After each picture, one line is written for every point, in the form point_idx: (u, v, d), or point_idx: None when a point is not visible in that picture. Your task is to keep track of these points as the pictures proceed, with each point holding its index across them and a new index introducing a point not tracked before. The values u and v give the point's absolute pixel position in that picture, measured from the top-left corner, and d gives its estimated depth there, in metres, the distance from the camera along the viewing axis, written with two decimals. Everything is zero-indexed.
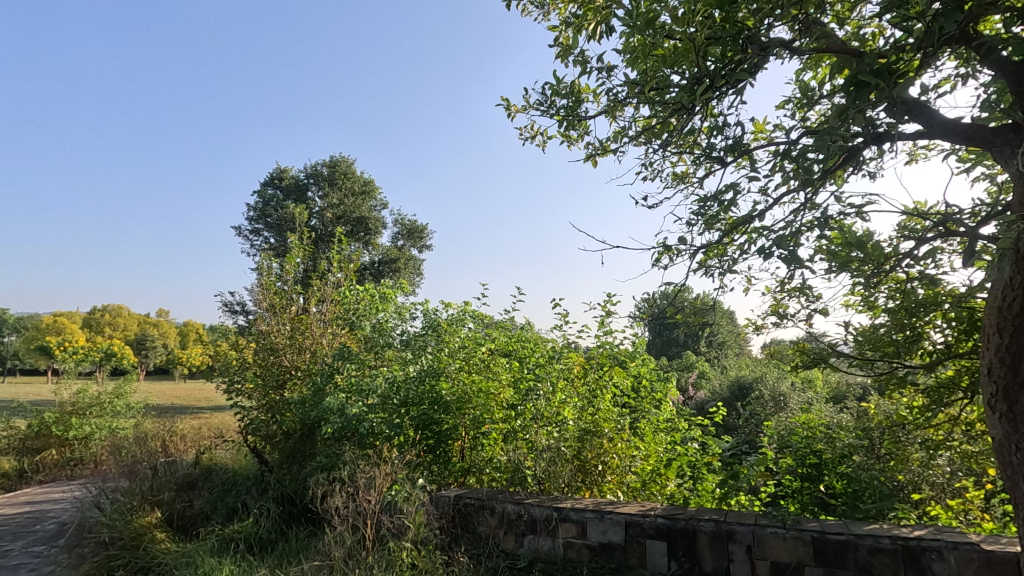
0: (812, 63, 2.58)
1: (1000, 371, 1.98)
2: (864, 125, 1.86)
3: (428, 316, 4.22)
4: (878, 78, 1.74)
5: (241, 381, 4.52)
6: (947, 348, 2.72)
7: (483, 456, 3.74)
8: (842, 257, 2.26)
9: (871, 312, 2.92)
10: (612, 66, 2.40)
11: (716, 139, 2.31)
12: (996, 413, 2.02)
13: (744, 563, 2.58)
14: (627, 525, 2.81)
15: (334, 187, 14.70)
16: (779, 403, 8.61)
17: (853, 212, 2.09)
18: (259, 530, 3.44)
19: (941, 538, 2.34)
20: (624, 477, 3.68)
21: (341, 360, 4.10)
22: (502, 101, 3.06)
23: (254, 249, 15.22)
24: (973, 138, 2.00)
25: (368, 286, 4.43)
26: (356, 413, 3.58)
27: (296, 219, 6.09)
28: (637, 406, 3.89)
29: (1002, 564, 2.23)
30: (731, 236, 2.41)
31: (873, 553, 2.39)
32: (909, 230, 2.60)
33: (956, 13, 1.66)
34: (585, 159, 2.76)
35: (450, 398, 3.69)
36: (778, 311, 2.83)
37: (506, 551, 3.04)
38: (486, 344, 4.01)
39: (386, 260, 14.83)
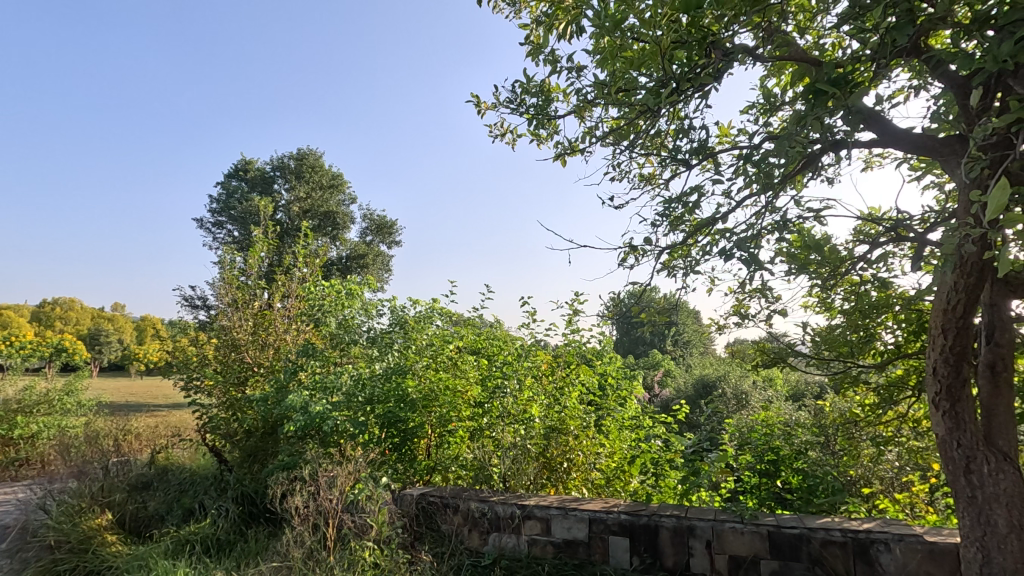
0: (775, 70, 2.65)
1: (943, 370, 2.09)
2: (822, 131, 1.92)
3: (395, 313, 4.20)
4: (835, 87, 1.80)
5: (200, 378, 4.37)
6: (898, 348, 2.83)
7: (449, 453, 3.72)
8: (801, 259, 2.33)
9: (828, 313, 3.02)
10: (582, 66, 2.40)
11: (682, 142, 2.34)
12: (939, 411, 2.12)
13: (704, 557, 2.64)
14: (590, 521, 2.84)
15: (301, 181, 14.43)
16: (741, 400, 8.85)
17: (812, 216, 2.15)
18: (218, 531, 3.36)
19: (888, 531, 2.43)
20: (589, 474, 3.72)
21: (304, 357, 3.97)
22: (472, 97, 3.04)
23: (216, 242, 14.78)
24: (924, 148, 2.08)
25: (334, 282, 4.35)
26: (320, 411, 3.45)
27: (261, 212, 5.93)
28: (603, 404, 3.97)
29: (944, 555, 2.33)
30: (695, 238, 2.46)
31: (825, 545, 2.47)
32: (864, 235, 2.70)
33: (907, 27, 1.73)
34: (553, 158, 2.77)
35: (416, 396, 3.66)
36: (739, 311, 2.92)
37: (470, 548, 3.03)
38: (454, 342, 4.00)
39: (354, 255, 14.63)
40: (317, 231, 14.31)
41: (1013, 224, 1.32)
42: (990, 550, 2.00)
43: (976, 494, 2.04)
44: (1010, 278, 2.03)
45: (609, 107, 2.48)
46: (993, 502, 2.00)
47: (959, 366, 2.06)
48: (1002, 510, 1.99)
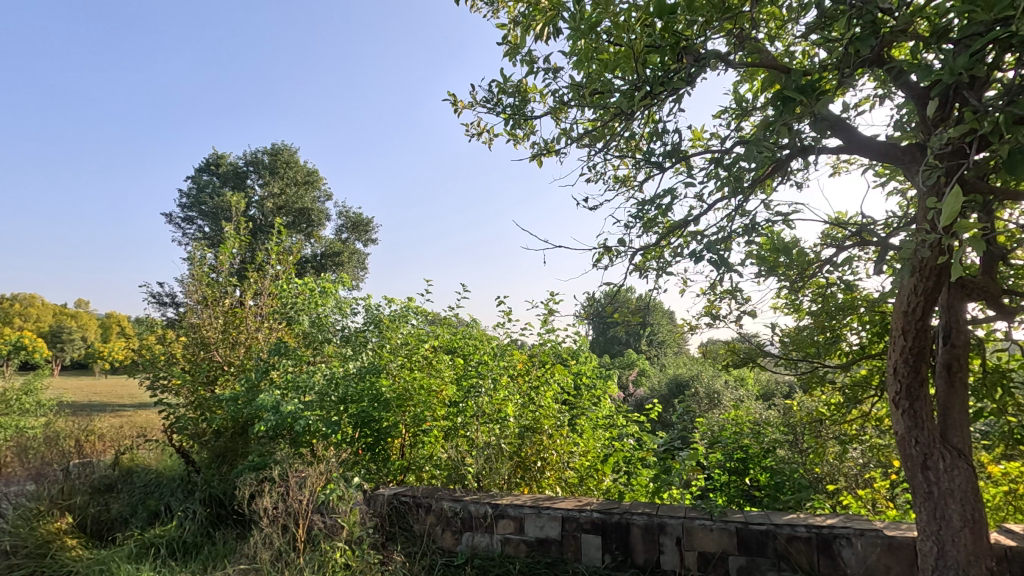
0: (748, 76, 2.71)
1: (903, 370, 2.16)
2: (790, 137, 1.97)
3: (369, 311, 4.16)
4: (802, 94, 1.84)
5: (167, 377, 4.26)
6: (862, 349, 2.92)
7: (423, 453, 3.70)
8: (770, 262, 2.39)
9: (796, 314, 3.10)
10: (558, 68, 2.42)
11: (655, 145, 2.37)
12: (899, 409, 2.19)
13: (674, 554, 2.68)
14: (563, 520, 2.86)
15: (275, 176, 14.18)
16: (713, 399, 9.01)
17: (781, 219, 2.20)
18: (184, 534, 3.28)
19: (850, 526, 2.51)
20: (562, 472, 3.74)
21: (276, 356, 3.90)
22: (448, 96, 3.03)
23: (186, 238, 14.46)
24: (887, 155, 2.15)
25: (307, 279, 4.29)
26: (292, 411, 3.40)
27: (234, 208, 5.80)
28: (577, 403, 4.02)
29: (902, 549, 2.42)
30: (668, 240, 2.50)
31: (790, 541, 2.53)
32: (831, 239, 2.77)
33: (869, 38, 1.79)
34: (530, 159, 2.78)
35: (390, 395, 3.64)
36: (711, 312, 2.98)
37: (443, 548, 3.02)
38: (429, 341, 3.99)
39: (329, 253, 14.48)
40: (292, 227, 14.08)
41: (966, 230, 1.38)
42: (945, 543, 2.08)
43: (932, 490, 2.11)
44: (966, 282, 2.12)
45: (584, 109, 2.51)
46: (948, 497, 2.08)
47: (917, 366, 2.14)
48: (956, 505, 2.07)
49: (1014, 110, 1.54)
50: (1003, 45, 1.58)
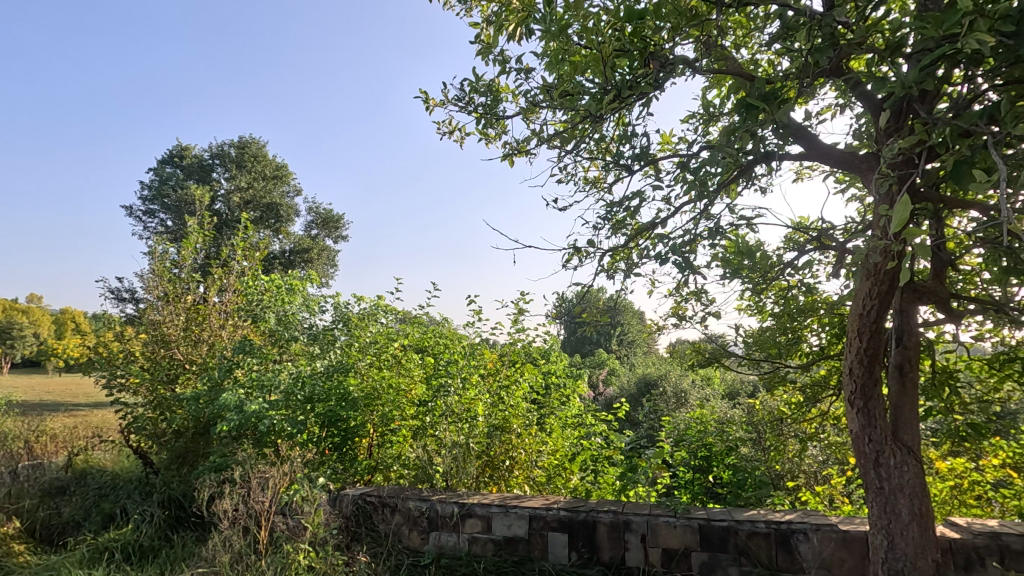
0: (716, 82, 2.77)
1: (858, 370, 2.24)
2: (753, 143, 2.02)
3: (338, 309, 4.11)
4: (765, 102, 1.89)
5: (124, 376, 4.12)
6: (822, 350, 3.01)
7: (391, 453, 3.66)
8: (734, 265, 2.46)
9: (759, 315, 3.18)
10: (530, 68, 2.43)
11: (625, 148, 2.41)
12: (854, 408, 2.27)
13: (638, 551, 2.72)
14: (530, 518, 2.88)
15: (242, 170, 13.86)
16: (680, 398, 9.18)
17: (745, 223, 2.26)
18: (140, 537, 3.19)
19: (807, 521, 2.59)
20: (531, 471, 3.76)
21: (240, 354, 3.80)
22: (420, 93, 3.01)
23: (148, 232, 14.03)
24: (845, 163, 2.23)
25: (273, 276, 4.20)
26: (256, 410, 3.33)
27: (198, 202, 5.64)
28: (546, 402, 4.04)
29: (855, 542, 2.51)
30: (636, 241, 2.53)
31: (750, 537, 2.60)
32: (793, 243, 2.85)
33: (828, 50, 1.85)
34: (501, 158, 2.79)
35: (358, 394, 3.62)
36: (677, 313, 3.05)
37: (410, 548, 3.01)
38: (399, 339, 3.95)
39: (297, 249, 14.22)
40: (259, 222, 13.77)
41: (914, 238, 1.44)
42: (895, 537, 2.16)
43: (883, 485, 2.19)
44: (917, 286, 2.22)
45: (555, 110, 2.52)
46: (898, 492, 2.17)
47: (872, 366, 2.22)
48: (906, 499, 2.16)
49: (960, 122, 1.61)
50: (950, 62, 1.65)
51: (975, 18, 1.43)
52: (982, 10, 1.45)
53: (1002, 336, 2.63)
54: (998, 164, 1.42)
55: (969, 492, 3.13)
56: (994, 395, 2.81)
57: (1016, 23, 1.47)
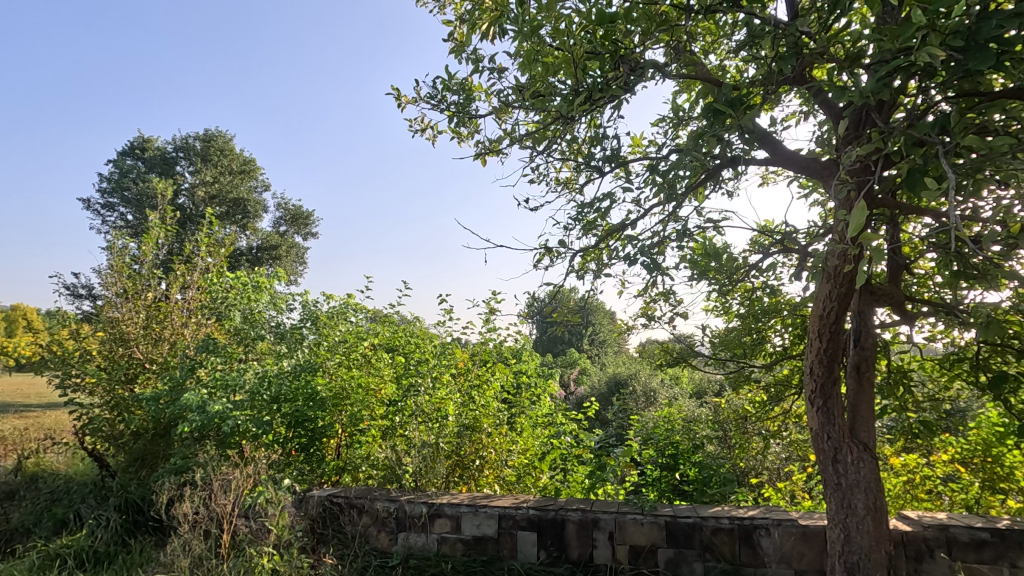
0: (685, 87, 2.81)
1: (818, 370, 2.31)
2: (720, 147, 2.06)
3: (306, 307, 4.04)
4: (731, 107, 1.93)
5: (79, 375, 3.96)
6: (785, 350, 3.09)
7: (360, 453, 3.64)
8: (701, 267, 2.51)
9: (725, 316, 3.25)
10: (503, 68, 2.43)
11: (596, 149, 2.43)
12: (814, 407, 2.34)
13: (606, 548, 2.75)
14: (500, 518, 2.89)
15: (208, 164, 13.49)
16: (649, 397, 9.32)
17: (711, 225, 2.31)
18: (95, 543, 3.07)
19: (769, 516, 2.66)
20: (501, 471, 3.76)
21: (204, 353, 3.70)
22: (392, 89, 2.98)
23: (107, 226, 13.52)
24: (808, 168, 2.30)
25: (238, 273, 4.09)
26: (219, 411, 3.24)
27: (160, 196, 5.46)
28: (517, 401, 4.04)
29: (814, 537, 2.59)
30: (607, 242, 2.56)
31: (714, 532, 2.66)
32: (758, 245, 2.93)
33: (791, 59, 1.91)
34: (473, 157, 2.78)
35: (326, 394, 3.56)
36: (646, 313, 3.09)
37: (378, 549, 2.98)
38: (369, 339, 3.89)
39: (265, 246, 13.92)
40: (225, 218, 13.42)
41: (869, 242, 1.50)
42: (851, 531, 2.24)
43: (841, 481, 2.27)
44: (875, 289, 2.30)
45: (528, 110, 2.53)
46: (855, 487, 2.24)
47: (831, 366, 2.30)
48: (862, 494, 2.23)
49: (913, 132, 1.68)
50: (905, 74, 1.72)
51: (928, 32, 1.49)
52: (935, 25, 1.51)
53: (952, 337, 2.74)
54: (948, 173, 1.49)
55: (921, 486, 3.25)
56: (944, 394, 2.93)
57: (965, 38, 1.53)
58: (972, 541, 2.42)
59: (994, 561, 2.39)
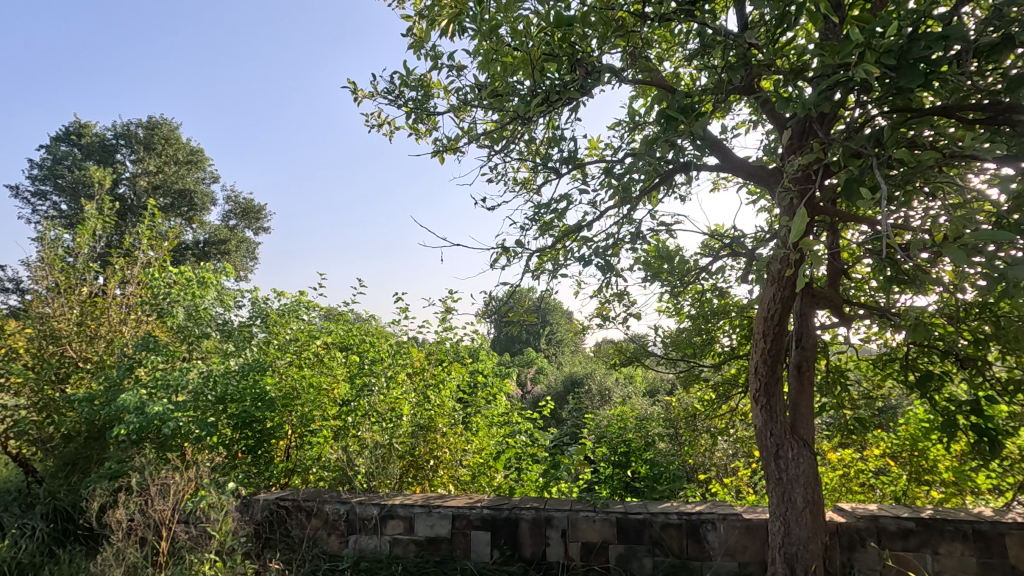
0: (641, 92, 2.87)
1: (763, 369, 2.41)
2: (673, 152, 2.12)
3: (256, 304, 3.91)
4: (684, 114, 1.98)
5: (3, 375, 3.70)
6: (732, 350, 3.20)
7: (310, 454, 3.54)
8: (655, 269, 2.57)
9: (677, 317, 3.34)
10: (462, 66, 2.42)
11: (554, 150, 2.46)
12: (758, 405, 2.44)
13: (559, 546, 2.78)
14: (453, 518, 2.87)
15: (151, 153, 12.85)
16: (603, 396, 9.49)
17: (664, 228, 2.37)
18: (18, 555, 2.88)
19: (715, 511, 2.75)
20: (455, 470, 3.74)
21: (144, 351, 3.52)
22: (348, 83, 2.92)
23: (38, 215, 12.68)
24: (755, 176, 2.39)
25: (183, 268, 3.92)
26: (160, 412, 3.09)
27: (98, 185, 5.16)
28: (472, 401, 4.02)
29: (757, 530, 2.69)
30: (563, 243, 2.59)
31: (664, 528, 2.73)
32: (709, 249, 3.02)
33: (740, 69, 1.97)
34: (431, 155, 2.76)
35: (275, 394, 3.43)
36: (602, 313, 3.15)
37: (329, 552, 2.91)
38: (322, 337, 3.78)
39: (213, 240, 13.38)
40: (169, 210, 12.82)
41: (809, 248, 1.57)
42: (791, 523, 2.34)
43: (782, 476, 2.37)
44: (816, 292, 2.41)
45: (486, 110, 2.52)
46: (795, 482, 2.35)
47: (774, 365, 2.40)
48: (801, 488, 2.34)
49: (851, 144, 1.77)
50: (845, 88, 1.80)
51: (866, 49, 1.57)
52: (871, 43, 1.59)
53: (885, 338, 2.90)
54: (881, 184, 1.57)
55: (855, 480, 3.44)
56: (877, 392, 3.10)
57: (898, 57, 1.62)
58: (900, 530, 2.56)
59: (919, 548, 2.54)
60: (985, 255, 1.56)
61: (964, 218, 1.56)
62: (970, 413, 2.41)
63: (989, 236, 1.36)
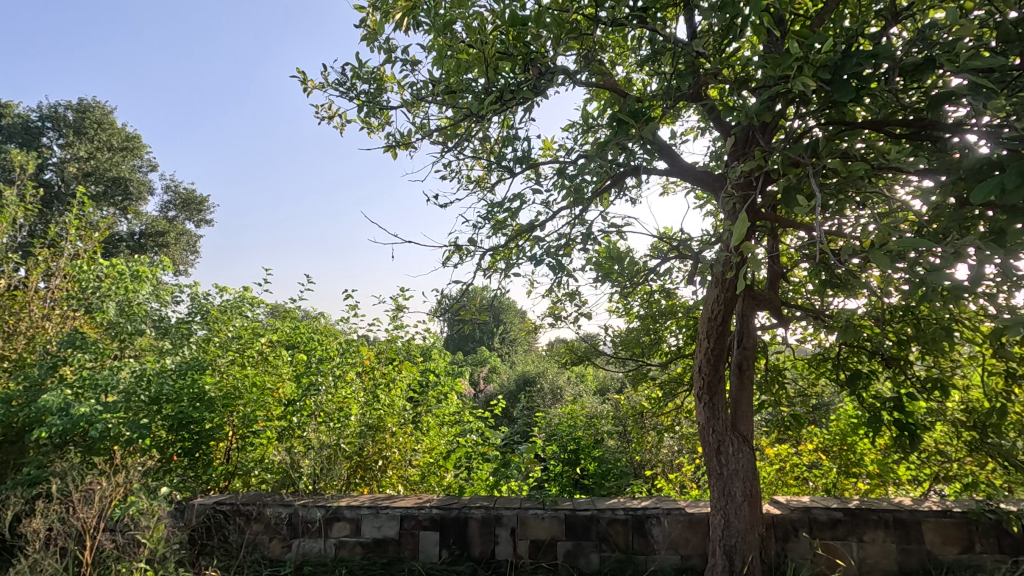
0: (595, 95, 2.91)
1: (707, 368, 2.49)
2: (624, 156, 2.16)
3: (195, 300, 3.73)
4: (635, 118, 2.02)
5: None
6: (679, 350, 3.30)
7: (252, 456, 3.40)
8: (605, 269, 2.62)
9: (627, 317, 3.41)
10: (416, 61, 2.39)
11: (508, 149, 2.46)
12: (701, 402, 2.52)
13: (508, 544, 2.79)
14: (402, 518, 2.83)
15: (82, 138, 12.06)
16: (555, 394, 9.61)
17: (615, 230, 2.41)
18: None
19: (660, 506, 2.82)
20: (404, 470, 3.70)
21: (69, 349, 3.30)
22: (297, 73, 2.82)
23: None
24: (701, 181, 2.47)
25: (114, 261, 3.69)
26: (86, 413, 2.91)
27: (19, 169, 4.80)
28: (423, 400, 3.97)
29: (699, 523, 2.78)
30: (516, 242, 2.60)
31: (610, 523, 2.78)
32: (658, 251, 3.10)
33: (689, 77, 2.03)
34: (383, 149, 2.71)
35: (216, 394, 3.30)
36: (554, 313, 3.18)
37: (270, 558, 2.81)
38: (266, 335, 3.64)
39: (149, 231, 12.70)
40: (101, 198, 12.07)
41: (750, 252, 1.63)
42: (730, 516, 2.43)
43: (723, 471, 2.46)
44: (757, 294, 2.51)
45: (440, 106, 2.49)
46: (735, 476, 2.44)
47: (717, 364, 2.48)
48: (740, 482, 2.43)
49: (790, 154, 1.85)
50: (785, 100, 1.88)
51: (804, 63, 1.64)
52: (809, 58, 1.67)
53: (819, 339, 3.06)
54: (816, 193, 1.65)
55: (791, 473, 3.64)
56: (812, 390, 3.27)
57: (833, 71, 1.71)
58: (829, 520, 2.71)
59: (846, 536, 2.69)
60: (907, 261, 1.66)
61: (889, 226, 1.66)
62: (892, 409, 2.57)
63: (912, 244, 1.46)
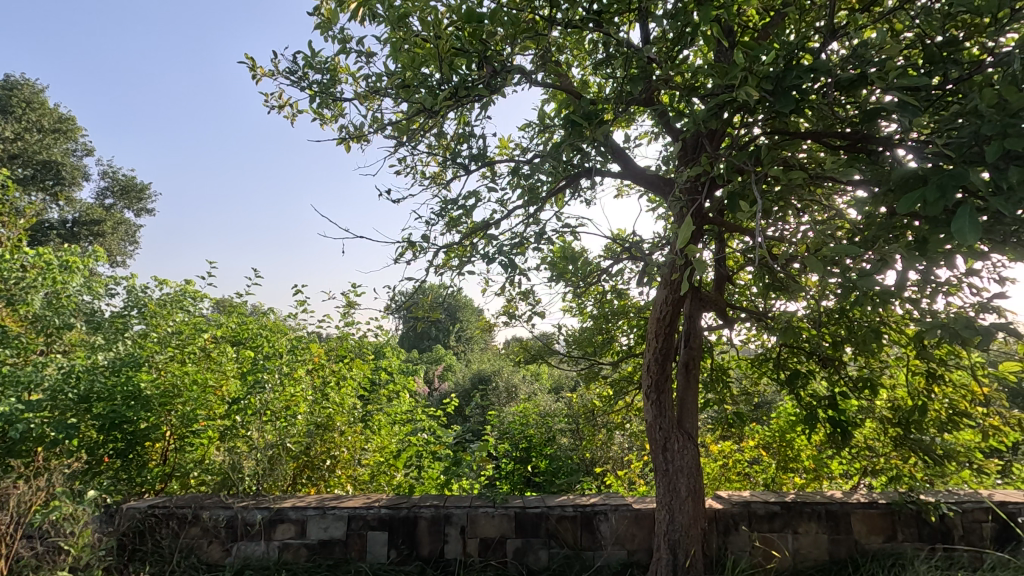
0: (552, 95, 2.93)
1: (655, 367, 2.54)
2: (578, 157, 2.18)
3: (131, 293, 3.53)
4: (589, 120, 2.04)
5: None
6: (629, 349, 3.37)
7: (192, 457, 3.26)
8: (559, 269, 2.64)
9: (580, 316, 3.46)
10: (372, 53, 2.34)
11: (464, 146, 2.44)
12: (649, 400, 2.58)
13: (457, 543, 2.78)
14: (349, 519, 2.77)
15: (7, 117, 11.23)
16: (509, 393, 9.67)
17: (569, 230, 2.44)
18: None
19: (608, 503, 2.86)
20: (353, 470, 3.65)
21: None
22: (246, 59, 2.70)
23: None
24: (653, 184, 2.52)
25: (41, 251, 3.46)
26: (6, 413, 2.72)
27: None
28: (373, 398, 3.89)
29: (645, 519, 2.84)
30: (469, 240, 2.60)
31: (559, 520, 2.81)
32: (611, 252, 3.15)
33: (641, 82, 2.08)
34: (336, 142, 2.64)
35: (152, 393, 3.11)
36: (508, 312, 3.19)
37: (208, 562, 2.71)
38: (209, 331, 3.49)
39: (83, 219, 11.99)
40: (29, 183, 11.29)
41: (694, 255, 1.68)
42: (675, 511, 2.49)
43: (669, 467, 2.52)
44: (703, 296, 2.59)
45: (395, 100, 2.45)
46: (679, 472, 2.50)
47: (664, 363, 2.54)
48: (685, 478, 2.50)
49: (735, 161, 1.92)
50: (731, 109, 1.95)
51: (749, 73, 1.70)
52: (753, 69, 1.73)
53: (762, 340, 3.18)
54: (757, 199, 1.72)
55: (733, 468, 3.78)
56: (754, 388, 3.40)
57: (776, 83, 1.78)
58: (767, 513, 2.82)
59: (782, 529, 2.82)
60: (840, 267, 1.75)
61: (824, 233, 1.74)
62: (827, 407, 2.71)
63: (844, 250, 1.53)
